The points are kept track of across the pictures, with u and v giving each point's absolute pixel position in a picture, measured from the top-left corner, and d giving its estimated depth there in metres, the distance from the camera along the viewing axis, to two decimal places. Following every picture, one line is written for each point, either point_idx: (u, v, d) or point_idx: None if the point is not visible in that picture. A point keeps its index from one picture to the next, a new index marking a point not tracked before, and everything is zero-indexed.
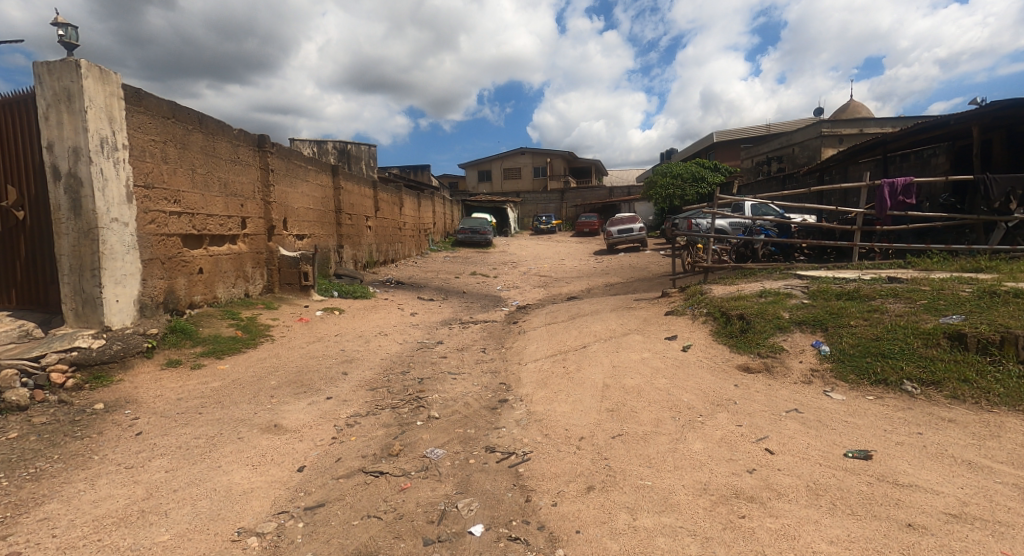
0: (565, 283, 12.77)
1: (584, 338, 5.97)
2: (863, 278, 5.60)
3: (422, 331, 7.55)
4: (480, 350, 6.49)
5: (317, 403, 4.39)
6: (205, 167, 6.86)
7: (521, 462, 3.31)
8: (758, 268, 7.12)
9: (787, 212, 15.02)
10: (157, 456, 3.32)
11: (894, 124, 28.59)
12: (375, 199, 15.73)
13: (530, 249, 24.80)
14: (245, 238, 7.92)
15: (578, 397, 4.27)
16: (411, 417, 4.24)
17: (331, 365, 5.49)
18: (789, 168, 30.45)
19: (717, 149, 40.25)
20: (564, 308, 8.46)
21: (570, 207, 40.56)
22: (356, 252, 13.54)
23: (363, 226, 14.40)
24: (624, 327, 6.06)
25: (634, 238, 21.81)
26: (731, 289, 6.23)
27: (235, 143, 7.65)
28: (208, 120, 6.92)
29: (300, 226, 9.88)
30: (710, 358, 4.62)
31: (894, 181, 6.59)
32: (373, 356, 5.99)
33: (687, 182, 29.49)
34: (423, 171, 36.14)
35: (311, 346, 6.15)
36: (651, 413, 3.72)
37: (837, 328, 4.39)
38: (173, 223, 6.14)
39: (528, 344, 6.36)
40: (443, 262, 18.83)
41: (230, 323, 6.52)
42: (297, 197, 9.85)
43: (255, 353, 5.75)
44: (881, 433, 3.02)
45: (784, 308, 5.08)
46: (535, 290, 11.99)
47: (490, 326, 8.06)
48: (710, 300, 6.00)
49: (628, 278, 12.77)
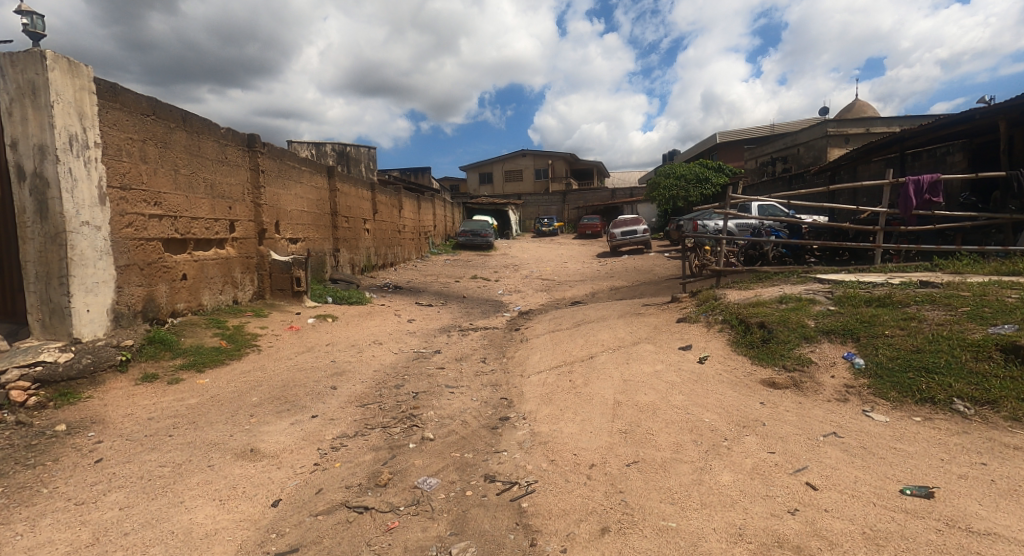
0: (568, 286, 12.39)
1: (591, 347, 5.59)
2: (892, 282, 5.19)
3: (419, 339, 7.17)
4: (480, 360, 6.11)
5: (300, 423, 4.00)
6: (189, 168, 6.50)
7: (524, 495, 2.92)
8: (774, 272, 6.73)
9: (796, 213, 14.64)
10: (114, 489, 2.94)
11: (901, 124, 28.18)
12: (373, 201, 15.37)
13: (532, 251, 24.44)
14: (234, 242, 7.57)
15: (587, 416, 3.88)
16: (403, 438, 3.86)
17: (319, 378, 5.11)
18: (794, 168, 30.06)
19: (720, 150, 39.90)
20: (568, 314, 8.07)
21: (572, 209, 40.21)
22: (353, 256, 13.17)
23: (360, 229, 14.04)
24: (633, 336, 5.67)
25: (638, 240, 21.42)
26: (748, 294, 5.84)
27: (223, 143, 7.31)
28: (192, 118, 6.56)
29: (293, 230, 9.52)
30: (730, 372, 4.22)
31: (920, 179, 6.19)
32: (366, 369, 5.61)
33: (691, 183, 29.09)
34: (424, 174, 35.84)
35: (300, 358, 5.77)
36: (669, 435, 3.34)
37: (870, 338, 4.00)
38: (153, 226, 5.78)
39: (531, 354, 5.98)
40: (443, 265, 18.47)
41: (215, 333, 6.15)
42: (290, 200, 9.48)
43: (239, 365, 5.37)
44: (939, 463, 2.63)
45: (809, 316, 4.69)
46: (537, 294, 11.61)
47: (491, 333, 7.67)
48: (726, 307, 5.61)
49: (633, 281, 12.39)
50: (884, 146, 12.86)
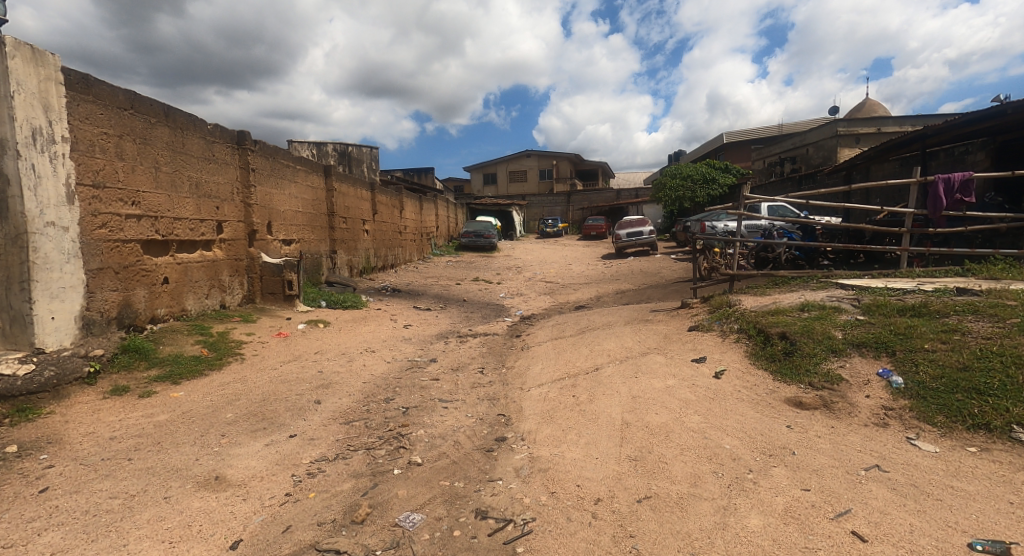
0: (572, 289, 12.01)
1: (596, 358, 5.19)
2: (924, 289, 4.77)
3: (415, 347, 6.79)
4: (477, 370, 5.73)
5: (275, 444, 3.63)
6: (172, 166, 6.17)
7: (520, 537, 2.54)
8: (792, 276, 6.31)
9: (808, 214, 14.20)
10: (51, 528, 2.58)
11: (913, 123, 27.64)
12: (373, 202, 15.02)
13: (535, 253, 24.06)
14: (221, 244, 7.24)
15: (593, 439, 3.49)
16: (388, 463, 3.48)
17: (303, 391, 4.73)
18: (803, 169, 29.57)
19: (726, 150, 39.40)
20: (572, 319, 7.67)
21: (576, 210, 39.82)
22: (351, 257, 12.83)
23: (359, 230, 13.70)
24: (642, 346, 5.27)
25: (644, 242, 20.99)
26: (765, 301, 5.43)
27: (210, 140, 6.97)
28: (176, 113, 6.22)
29: (286, 230, 9.17)
30: (750, 389, 3.82)
31: (951, 177, 5.77)
32: (355, 380, 5.23)
33: (698, 184, 28.60)
34: (427, 174, 35.52)
35: (285, 368, 5.40)
36: (685, 465, 2.95)
37: (907, 353, 3.59)
38: (130, 227, 5.44)
39: (531, 365, 5.59)
40: (445, 267, 18.08)
41: (197, 340, 5.80)
42: (283, 200, 9.14)
43: (218, 376, 5.01)
44: (1009, 510, 2.23)
45: (835, 326, 4.28)
46: (540, 297, 11.22)
47: (490, 340, 7.28)
48: (741, 314, 5.20)
49: (639, 285, 11.99)
50: (903, 143, 12.43)
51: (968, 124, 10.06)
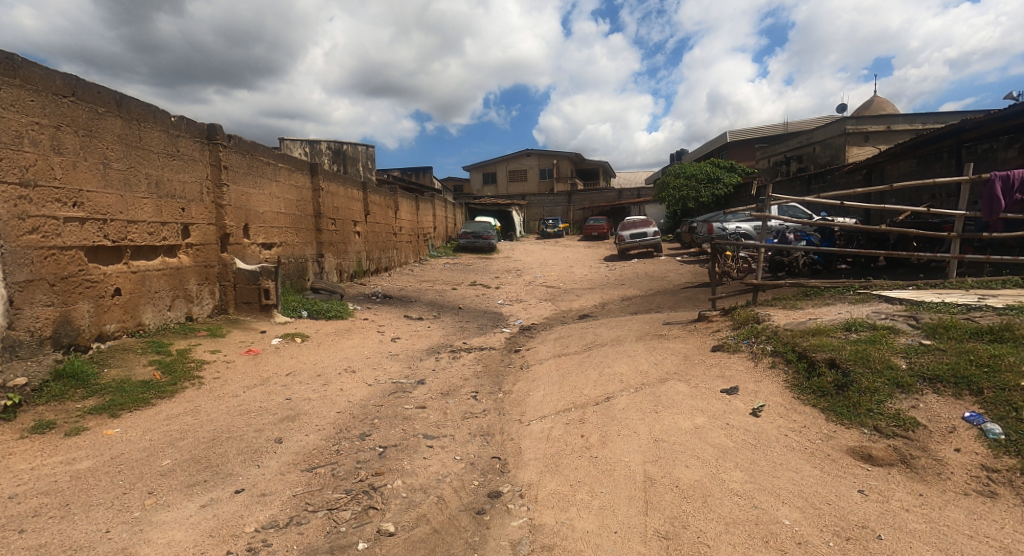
0: (575, 295, 11.32)
1: (606, 384, 4.48)
2: (993, 306, 4.05)
3: (402, 365, 6.08)
4: (470, 396, 5.02)
5: (214, 505, 2.93)
6: (125, 162, 5.47)
7: None
8: (824, 287, 5.59)
9: (822, 214, 13.49)
10: None
11: (923, 120, 26.89)
12: (365, 202, 14.32)
13: (535, 254, 23.36)
14: (187, 249, 6.55)
15: (607, 501, 2.78)
16: (351, 531, 2.77)
17: (263, 427, 4.01)
18: (809, 168, 28.91)
19: (730, 148, 38.69)
20: (577, 332, 6.98)
21: (577, 210, 39.19)
22: (340, 261, 12.12)
23: (350, 232, 13.01)
24: (660, 370, 4.56)
25: (648, 243, 20.30)
26: (801, 318, 4.72)
27: (174, 134, 6.29)
28: (129, 102, 5.52)
29: (264, 233, 8.46)
30: (800, 432, 3.11)
31: (1009, 175, 5.06)
32: (327, 409, 4.52)
33: (702, 183, 27.92)
34: (425, 174, 34.81)
35: (248, 395, 4.68)
36: (732, 551, 2.23)
37: (999, 391, 2.87)
38: (70, 232, 4.75)
39: (531, 390, 4.88)
40: (441, 270, 17.37)
41: (151, 360, 5.09)
42: (262, 200, 8.44)
43: (168, 406, 4.30)
44: None
45: (894, 352, 3.55)
46: (541, 304, 10.53)
47: (486, 356, 6.58)
48: (775, 334, 4.50)
49: (646, 290, 11.29)
50: (926, 141, 11.76)
51: (1003, 119, 9.40)
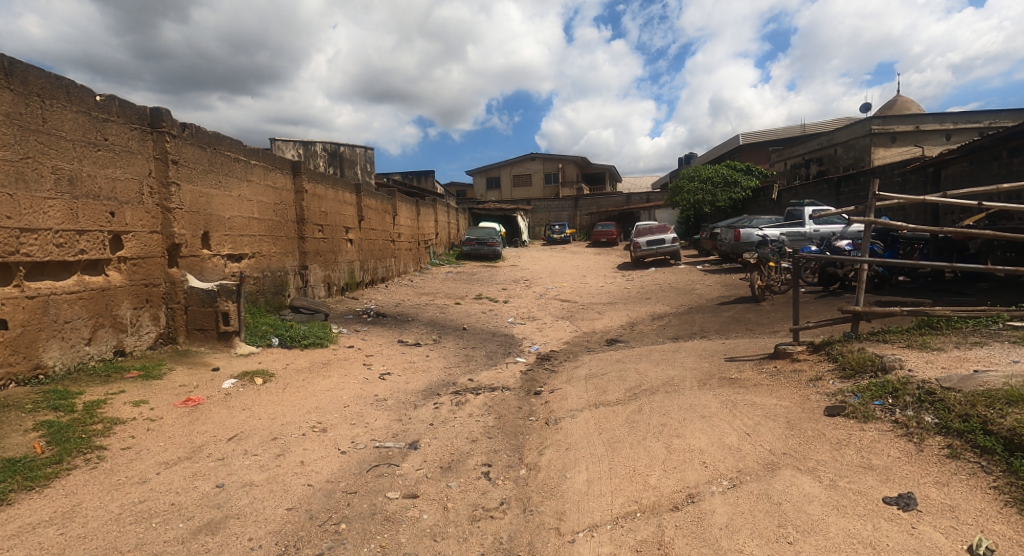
0: (596, 312, 9.91)
1: (682, 469, 3.05)
2: None
3: (390, 417, 4.67)
4: (480, 476, 3.59)
5: None
6: (18, 150, 4.11)
7: None
8: (959, 321, 4.13)
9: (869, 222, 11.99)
10: None
11: (955, 120, 25.33)
12: (360, 207, 12.98)
13: (543, 262, 22.00)
14: (119, 264, 5.16)
15: None
16: None
17: (161, 551, 2.58)
18: (830, 171, 27.60)
19: (743, 152, 37.39)
20: (612, 367, 5.58)
21: (584, 215, 37.86)
22: (328, 273, 10.76)
23: (341, 239, 11.66)
24: (759, 446, 3.12)
25: (665, 250, 18.93)
26: (957, 370, 3.27)
27: (98, 117, 4.91)
28: (22, 69, 4.14)
29: (228, 242, 7.05)
30: None
31: None
32: (272, 506, 3.08)
33: (718, 187, 26.60)
34: (427, 178, 33.61)
35: (161, 479, 3.24)
36: None
37: None
38: None
39: (568, 469, 3.44)
40: (444, 281, 16.01)
41: (38, 421, 3.64)
42: (227, 203, 7.05)
43: (30, 504, 2.87)
44: None
45: None
46: (557, 324, 9.16)
47: (499, 401, 5.17)
48: (929, 395, 3.05)
49: (678, 307, 9.90)
50: (1009, 135, 10.22)
51: None
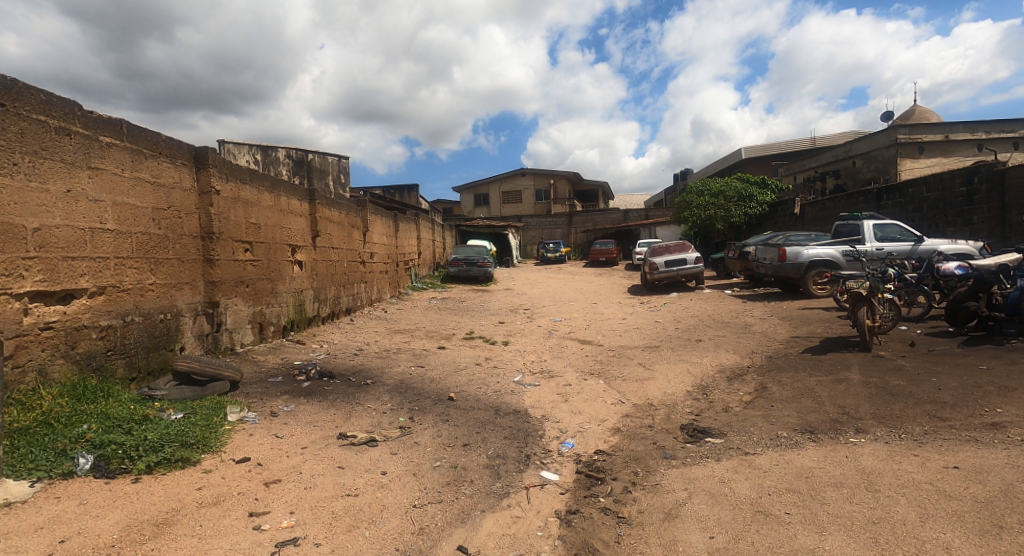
0: (638, 366, 6.97)
1: None
2: None
3: None
4: None
5: None
6: None
7: None
8: None
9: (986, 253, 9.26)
10: None
11: (988, 129, 23.21)
12: (315, 219, 9.93)
13: (541, 286, 19.13)
14: None
15: None
16: None
17: None
18: (849, 184, 25.47)
19: (747, 166, 35.35)
20: (771, 544, 2.59)
21: (579, 232, 35.26)
22: (259, 309, 7.67)
23: (282, 260, 8.59)
24: None
25: (687, 273, 16.15)
26: None
27: None
28: None
29: (28, 272, 4.01)
30: None
31: None
32: None
33: (731, 201, 24.11)
34: (409, 193, 30.80)
35: None
36: None
37: None
38: None
39: None
40: (424, 311, 12.96)
41: None
42: (30, 201, 4.03)
43: None
44: None
45: None
46: (588, 387, 6.21)
47: None
48: None
49: (753, 358, 6.98)
50: None
51: None
